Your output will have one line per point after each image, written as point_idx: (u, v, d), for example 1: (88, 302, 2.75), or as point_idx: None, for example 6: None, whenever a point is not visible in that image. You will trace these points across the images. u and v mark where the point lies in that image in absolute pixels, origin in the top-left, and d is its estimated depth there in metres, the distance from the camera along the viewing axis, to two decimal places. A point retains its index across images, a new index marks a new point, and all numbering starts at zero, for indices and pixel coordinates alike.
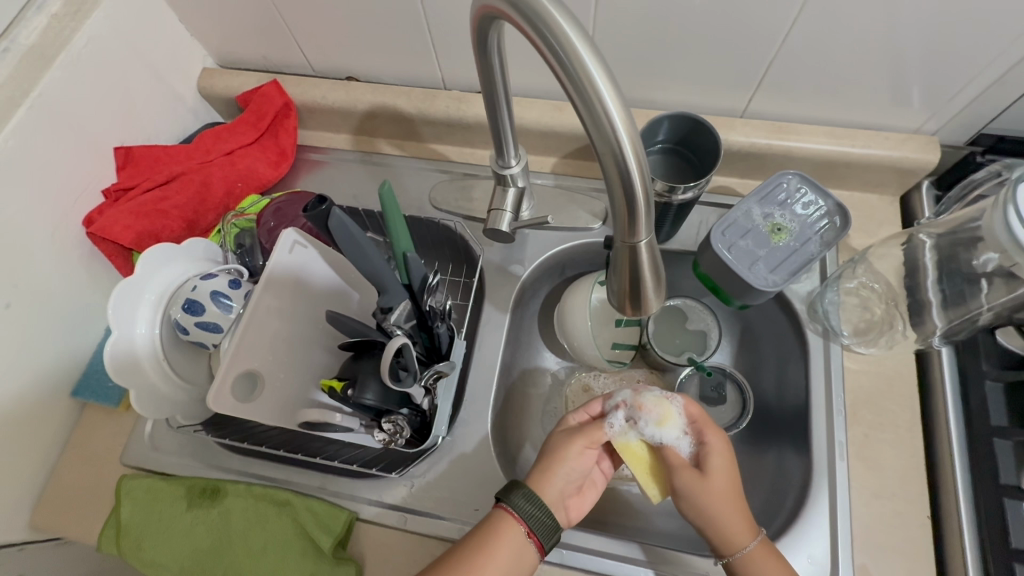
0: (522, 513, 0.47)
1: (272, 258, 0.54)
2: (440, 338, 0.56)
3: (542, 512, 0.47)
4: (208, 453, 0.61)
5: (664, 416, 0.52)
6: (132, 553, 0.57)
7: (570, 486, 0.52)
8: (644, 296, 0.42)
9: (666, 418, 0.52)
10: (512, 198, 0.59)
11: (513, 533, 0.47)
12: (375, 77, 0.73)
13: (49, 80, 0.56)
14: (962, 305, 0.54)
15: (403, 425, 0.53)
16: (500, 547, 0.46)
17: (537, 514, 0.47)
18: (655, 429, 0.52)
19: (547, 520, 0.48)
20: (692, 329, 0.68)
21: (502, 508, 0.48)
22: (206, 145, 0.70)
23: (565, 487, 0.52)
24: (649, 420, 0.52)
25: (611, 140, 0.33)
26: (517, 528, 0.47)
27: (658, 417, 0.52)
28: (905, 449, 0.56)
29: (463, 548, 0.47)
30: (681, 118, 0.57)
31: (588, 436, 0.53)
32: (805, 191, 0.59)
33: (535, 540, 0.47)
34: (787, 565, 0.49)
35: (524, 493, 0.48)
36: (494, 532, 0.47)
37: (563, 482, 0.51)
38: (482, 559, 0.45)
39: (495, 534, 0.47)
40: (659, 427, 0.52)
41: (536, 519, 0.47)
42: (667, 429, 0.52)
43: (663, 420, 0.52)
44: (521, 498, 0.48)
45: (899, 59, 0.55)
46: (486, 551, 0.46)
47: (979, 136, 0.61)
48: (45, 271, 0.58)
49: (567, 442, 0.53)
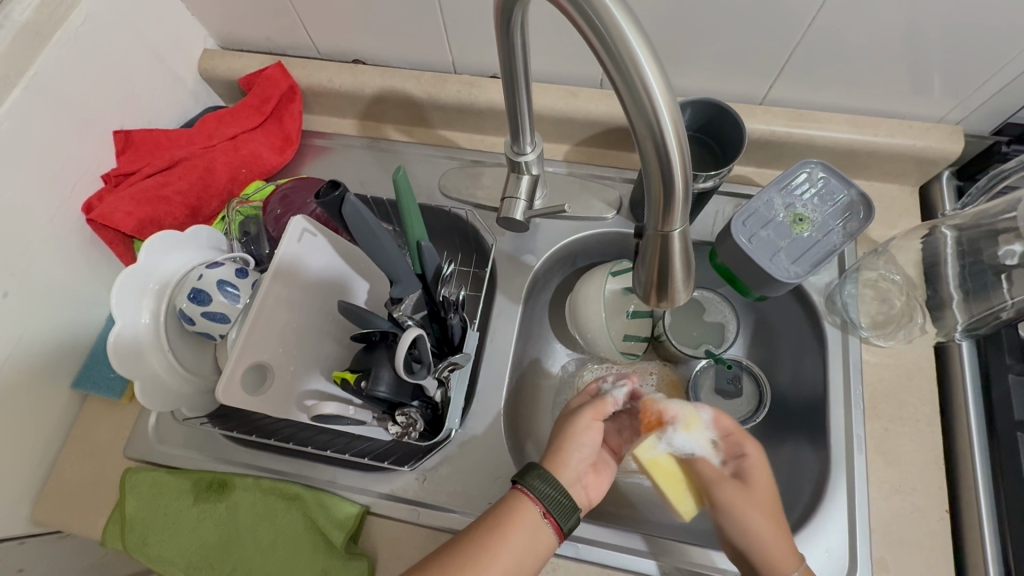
0: (538, 494, 0.46)
1: (279, 247, 0.52)
2: (453, 329, 0.55)
3: (559, 493, 0.47)
4: (213, 446, 0.60)
5: (695, 423, 0.51)
6: (138, 548, 0.56)
7: (584, 463, 0.51)
8: (672, 287, 0.41)
9: (696, 426, 0.51)
10: (527, 185, 0.58)
11: (529, 513, 0.46)
12: (383, 60, 0.71)
13: (46, 59, 0.53)
14: (985, 299, 0.53)
15: (416, 418, 0.52)
16: (516, 526, 0.45)
17: (553, 494, 0.46)
18: (688, 438, 0.51)
19: (565, 501, 0.47)
20: (709, 321, 0.67)
21: (517, 488, 0.47)
22: (208, 129, 0.68)
23: (580, 467, 0.51)
24: (676, 428, 0.51)
25: (652, 121, 0.31)
26: (533, 508, 0.46)
27: (684, 425, 0.51)
28: (926, 443, 0.55)
29: (477, 528, 0.46)
30: (703, 105, 0.55)
31: (595, 409, 0.53)
32: (827, 180, 0.58)
33: (552, 522, 0.46)
34: None
35: (539, 473, 0.47)
36: (508, 511, 0.46)
37: (576, 461, 0.51)
38: (497, 539, 0.44)
39: (510, 514, 0.46)
40: (690, 435, 0.51)
41: (551, 499, 0.46)
42: (698, 436, 0.51)
43: (692, 426, 0.51)
44: (537, 480, 0.47)
45: (928, 47, 0.54)
46: (501, 530, 0.45)
47: (1004, 126, 0.60)
48: (42, 259, 0.56)
49: (575, 421, 0.52)
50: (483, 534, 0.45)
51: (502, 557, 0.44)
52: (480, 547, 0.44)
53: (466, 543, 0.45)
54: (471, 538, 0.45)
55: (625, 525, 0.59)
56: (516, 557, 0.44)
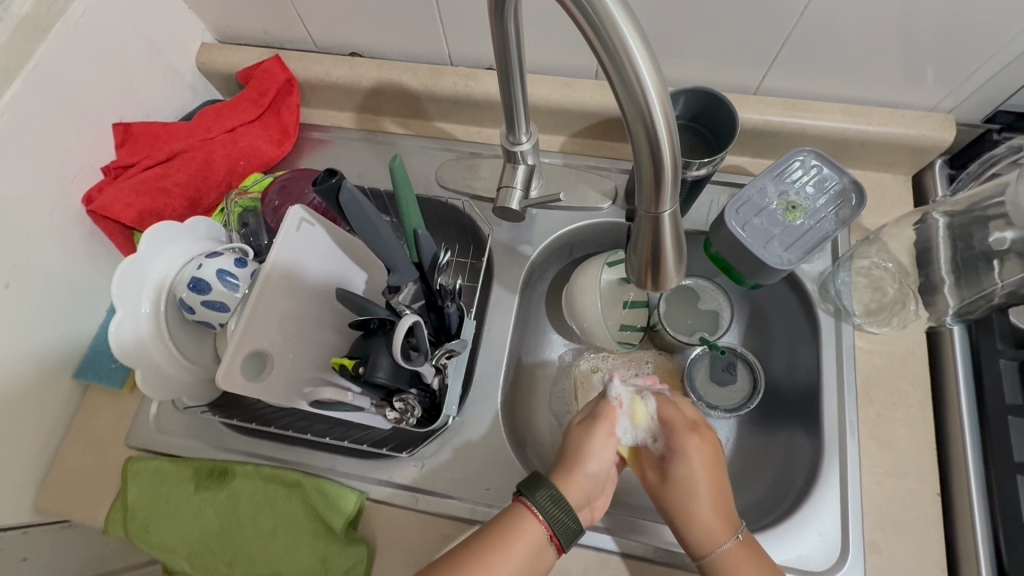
0: (546, 516, 0.46)
1: (273, 249, 0.52)
2: (450, 318, 0.56)
3: (567, 517, 0.46)
4: (215, 435, 0.61)
5: (635, 416, 0.54)
6: (140, 536, 0.56)
7: (596, 486, 0.51)
8: (664, 270, 0.41)
9: (638, 420, 0.54)
10: (523, 175, 0.58)
11: (535, 532, 0.46)
12: (380, 53, 0.71)
13: (45, 52, 0.53)
14: (977, 282, 0.54)
15: (414, 404, 0.52)
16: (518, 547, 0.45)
17: (561, 518, 0.46)
18: (628, 430, 0.54)
19: (571, 524, 0.46)
20: (704, 309, 0.67)
21: (523, 503, 0.47)
22: (207, 121, 0.69)
23: (591, 488, 0.51)
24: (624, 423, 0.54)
25: (641, 105, 0.32)
26: (539, 529, 0.46)
27: (630, 418, 0.54)
28: (917, 428, 0.56)
29: (481, 542, 0.46)
30: (695, 93, 0.56)
31: (608, 423, 0.53)
32: (819, 168, 0.58)
33: (556, 542, 0.46)
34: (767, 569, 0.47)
35: (550, 494, 0.46)
36: (514, 528, 0.46)
37: (587, 483, 0.50)
38: (500, 556, 0.44)
39: (513, 533, 0.45)
40: (634, 428, 0.54)
41: (560, 523, 0.46)
42: (642, 428, 0.54)
43: (639, 420, 0.54)
44: (547, 499, 0.46)
45: (918, 37, 0.54)
46: (504, 548, 0.45)
47: (996, 113, 0.60)
48: (43, 251, 0.56)
49: (591, 434, 0.52)
50: (486, 551, 0.45)
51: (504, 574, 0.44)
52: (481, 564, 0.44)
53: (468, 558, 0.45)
54: (473, 552, 0.45)
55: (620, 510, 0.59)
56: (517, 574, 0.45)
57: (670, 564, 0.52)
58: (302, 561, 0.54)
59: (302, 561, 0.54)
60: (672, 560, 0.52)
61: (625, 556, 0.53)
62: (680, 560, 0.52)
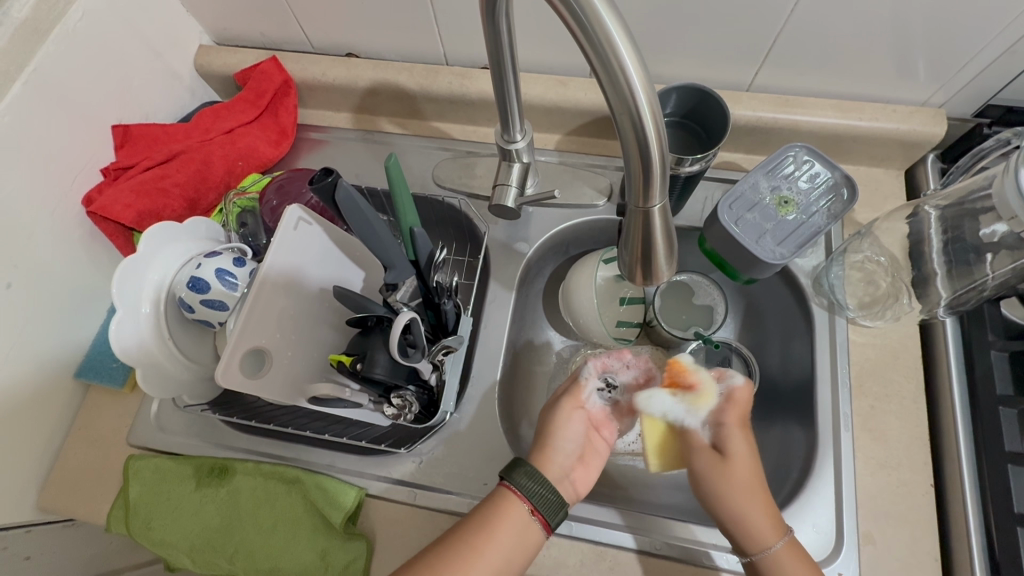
0: (525, 491, 0.46)
1: (267, 258, 0.52)
2: (447, 315, 0.56)
3: (547, 490, 0.47)
4: (214, 432, 0.61)
5: (700, 399, 0.52)
6: (142, 532, 0.57)
7: (570, 457, 0.51)
8: (655, 262, 0.42)
9: (702, 402, 0.52)
10: (518, 173, 0.59)
11: (517, 510, 0.46)
12: (375, 53, 0.72)
13: (45, 54, 0.54)
14: (968, 274, 0.54)
15: (412, 401, 0.53)
16: (502, 523, 0.45)
17: (541, 492, 0.46)
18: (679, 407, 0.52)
19: (553, 498, 0.47)
20: (698, 304, 0.67)
21: (504, 484, 0.48)
22: (205, 123, 0.69)
23: (565, 461, 0.51)
24: (683, 398, 0.52)
25: (627, 99, 0.32)
26: (520, 505, 0.46)
27: (693, 396, 0.52)
28: (912, 419, 0.56)
29: (467, 526, 0.46)
30: (689, 90, 0.56)
31: (575, 396, 0.54)
32: (812, 164, 0.59)
33: (540, 518, 0.46)
34: (813, 565, 0.48)
35: (525, 470, 0.47)
36: (498, 507, 0.46)
37: (561, 456, 0.51)
38: (485, 535, 0.45)
39: (496, 512, 0.46)
40: (690, 408, 0.52)
41: (539, 497, 0.46)
42: (694, 411, 0.52)
43: (701, 404, 0.52)
44: (525, 476, 0.47)
45: (906, 34, 0.55)
46: (490, 529, 0.45)
47: (986, 107, 0.61)
48: (44, 251, 0.57)
49: (556, 409, 0.53)
50: (472, 532, 0.45)
51: (488, 554, 0.45)
52: (470, 544, 0.45)
53: (457, 543, 0.45)
54: (462, 535, 0.46)
55: (618, 504, 0.60)
56: (503, 555, 0.45)
57: (683, 557, 0.53)
58: (303, 555, 0.54)
59: (303, 555, 0.55)
60: (672, 553, 0.53)
61: (646, 554, 0.53)
62: (682, 552, 0.53)
